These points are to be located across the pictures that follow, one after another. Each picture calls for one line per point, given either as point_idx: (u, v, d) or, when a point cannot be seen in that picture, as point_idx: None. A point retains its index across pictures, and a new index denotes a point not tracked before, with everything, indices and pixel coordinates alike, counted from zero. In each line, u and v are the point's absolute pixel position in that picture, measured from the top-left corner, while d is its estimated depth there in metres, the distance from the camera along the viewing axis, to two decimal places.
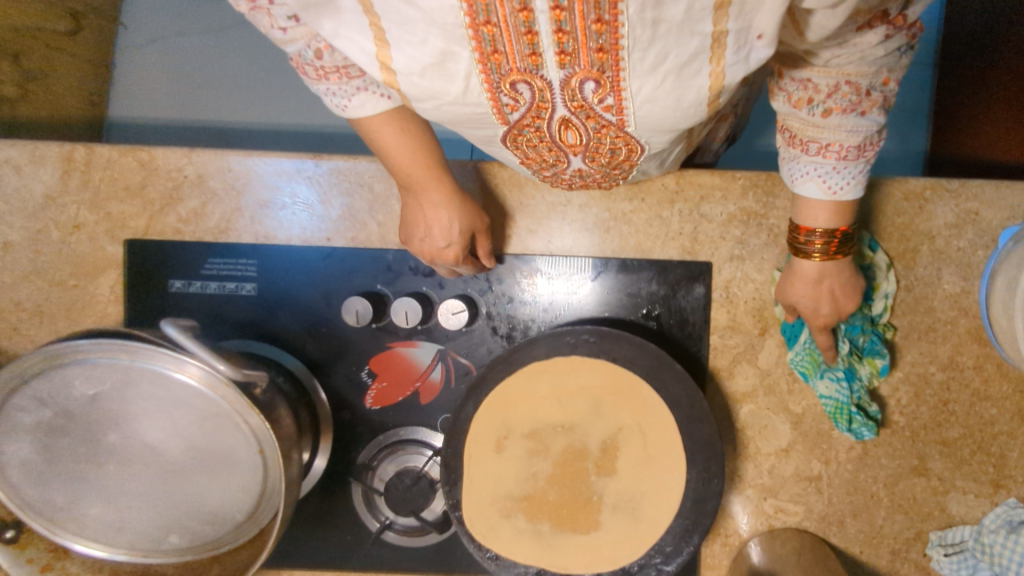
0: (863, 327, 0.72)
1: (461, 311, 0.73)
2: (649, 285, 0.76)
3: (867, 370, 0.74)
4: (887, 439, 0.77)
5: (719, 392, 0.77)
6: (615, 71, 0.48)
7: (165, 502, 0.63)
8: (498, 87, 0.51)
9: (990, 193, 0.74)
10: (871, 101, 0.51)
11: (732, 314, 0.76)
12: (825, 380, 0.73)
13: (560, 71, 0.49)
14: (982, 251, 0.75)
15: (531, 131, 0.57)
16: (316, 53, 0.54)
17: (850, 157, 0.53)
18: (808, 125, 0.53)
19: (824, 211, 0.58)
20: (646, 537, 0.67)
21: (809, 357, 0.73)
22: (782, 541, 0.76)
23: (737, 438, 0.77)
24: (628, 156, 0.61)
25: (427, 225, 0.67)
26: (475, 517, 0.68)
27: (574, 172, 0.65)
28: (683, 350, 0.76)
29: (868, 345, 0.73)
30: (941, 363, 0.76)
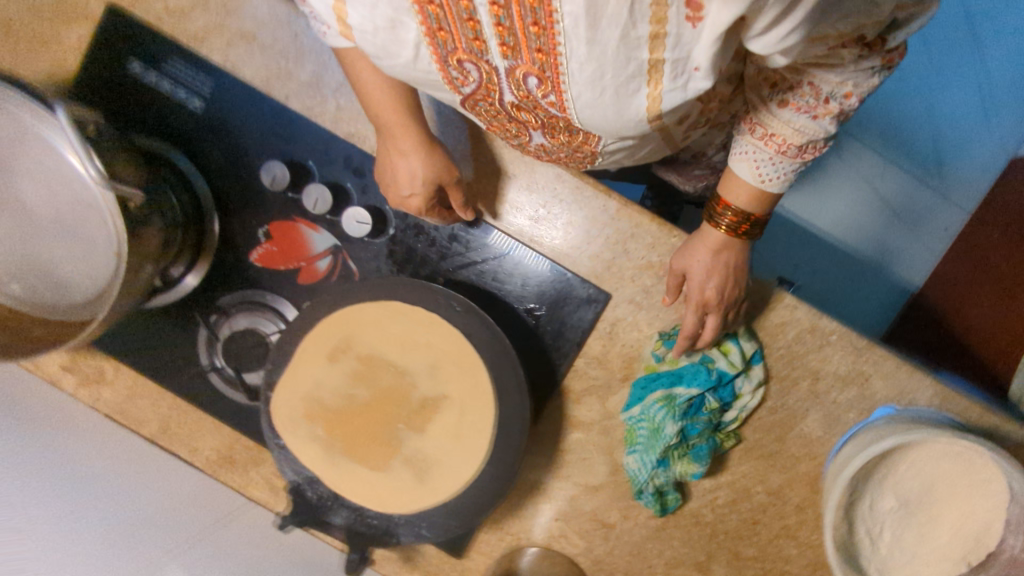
0: (700, 429, 0.72)
1: (365, 224, 0.74)
2: (544, 284, 0.76)
3: (680, 467, 0.73)
4: (687, 527, 0.77)
5: (560, 411, 0.78)
6: (554, 72, 0.50)
7: (18, 255, 0.65)
8: (447, 63, 0.54)
9: (890, 366, 0.73)
10: (826, 109, 0.53)
11: (606, 350, 0.77)
12: (633, 456, 0.74)
13: (503, 60, 0.51)
14: (854, 413, 0.75)
15: (486, 105, 0.61)
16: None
17: (788, 153, 0.57)
18: (766, 109, 0.56)
19: (745, 193, 0.61)
20: (420, 499, 0.69)
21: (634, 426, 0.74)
22: (550, 561, 0.79)
23: (556, 457, 0.79)
24: (586, 140, 0.62)
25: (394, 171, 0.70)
26: (281, 403, 0.70)
27: (539, 146, 0.68)
28: (546, 358, 0.77)
29: (696, 447, 0.72)
30: (768, 487, 0.76)
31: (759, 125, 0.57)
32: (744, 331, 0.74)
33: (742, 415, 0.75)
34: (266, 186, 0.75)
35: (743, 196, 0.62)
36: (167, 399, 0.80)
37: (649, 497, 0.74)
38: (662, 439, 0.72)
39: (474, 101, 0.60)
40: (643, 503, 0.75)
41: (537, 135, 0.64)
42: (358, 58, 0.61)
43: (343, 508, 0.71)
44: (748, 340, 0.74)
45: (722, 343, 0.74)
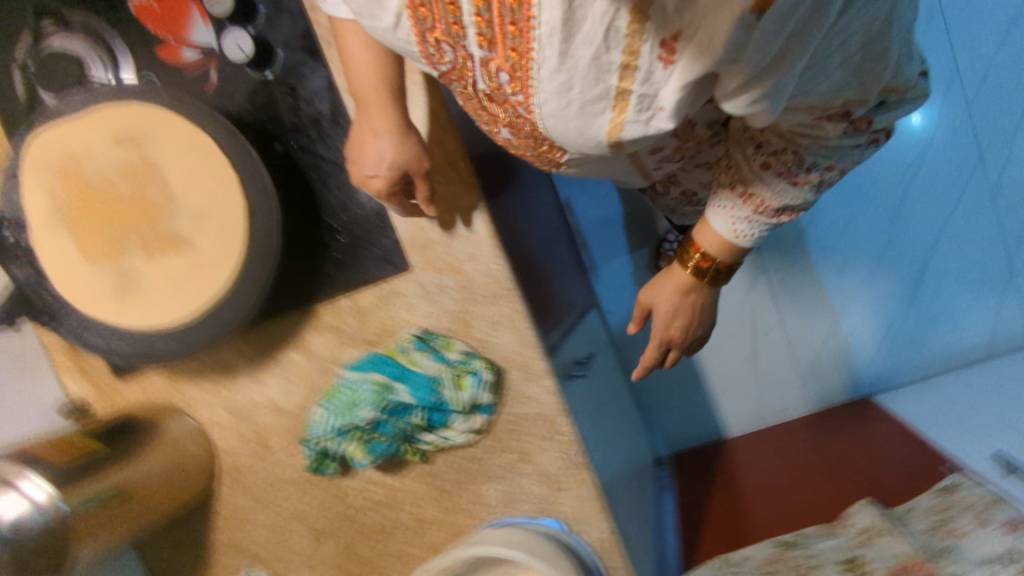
0: (388, 431, 0.71)
1: (245, 52, 0.70)
2: (360, 215, 0.74)
3: (350, 446, 0.72)
4: (327, 498, 0.77)
5: (296, 328, 0.76)
6: (525, 75, 0.51)
7: None
8: (425, 38, 0.54)
9: (581, 492, 0.76)
10: (806, 178, 0.60)
11: (372, 309, 0.75)
12: (322, 410, 0.71)
13: (480, 50, 0.52)
14: (529, 507, 0.77)
15: (460, 87, 0.60)
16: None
17: (764, 214, 0.63)
18: (753, 179, 0.62)
19: (717, 241, 0.68)
20: (115, 309, 0.68)
21: (343, 386, 0.71)
22: (195, 441, 0.77)
23: (262, 364, 0.76)
24: (547, 139, 0.63)
25: (366, 150, 0.68)
26: (47, 141, 0.67)
27: (506, 138, 0.70)
28: (314, 276, 0.75)
29: (374, 442, 0.71)
30: (414, 515, 0.77)
31: (740, 183, 0.63)
32: (490, 382, 0.73)
33: (438, 446, 0.74)
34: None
35: (713, 243, 0.69)
36: None
37: (310, 451, 0.73)
38: (351, 414, 0.70)
39: (451, 83, 0.61)
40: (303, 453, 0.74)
41: (505, 129, 0.67)
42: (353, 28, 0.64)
43: (35, 265, 0.68)
44: (489, 393, 0.73)
45: (464, 378, 0.72)
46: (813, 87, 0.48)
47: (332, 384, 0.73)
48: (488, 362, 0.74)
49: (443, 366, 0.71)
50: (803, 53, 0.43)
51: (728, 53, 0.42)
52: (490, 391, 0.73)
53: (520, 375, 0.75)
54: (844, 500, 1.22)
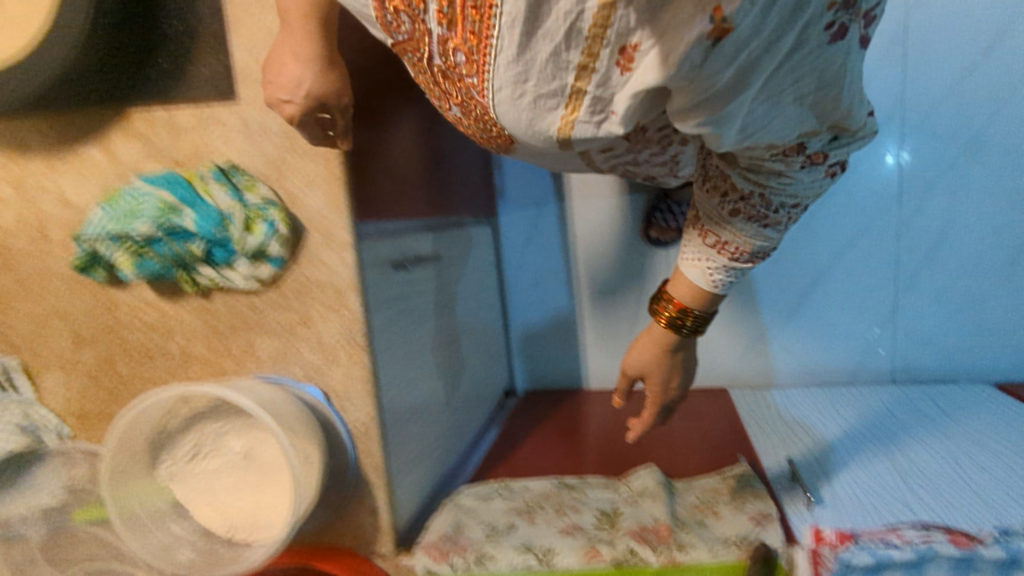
0: (163, 251, 0.70)
1: None
2: (195, 27, 0.69)
3: (121, 256, 0.70)
4: (101, 305, 0.75)
5: (104, 127, 0.72)
6: (479, 59, 0.55)
7: None
8: (385, 5, 0.57)
9: (354, 370, 0.75)
10: (776, 217, 0.60)
11: (184, 128, 0.71)
12: (100, 211, 0.69)
13: (438, 27, 0.55)
14: (300, 371, 0.76)
15: (415, 61, 0.64)
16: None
17: (738, 260, 0.64)
18: (721, 222, 0.63)
19: (687, 291, 0.68)
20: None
21: (126, 192, 0.69)
22: None
23: (63, 152, 0.73)
24: (493, 127, 0.69)
25: (282, 63, 0.64)
26: None
27: (456, 116, 0.73)
28: (135, 77, 0.71)
29: (148, 258, 0.70)
30: (185, 345, 0.76)
31: (712, 233, 0.64)
32: (284, 236, 0.71)
33: (217, 283, 0.73)
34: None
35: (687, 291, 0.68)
36: None
37: (79, 249, 0.71)
38: (126, 224, 0.68)
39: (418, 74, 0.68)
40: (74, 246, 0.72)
41: (454, 107, 0.70)
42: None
43: None
44: (281, 246, 0.71)
45: (256, 222, 0.71)
46: (764, 131, 0.50)
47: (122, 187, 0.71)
48: (290, 216, 0.72)
49: (238, 204, 0.69)
50: (761, 76, 0.45)
51: (681, 73, 0.45)
52: (284, 245, 0.71)
53: (320, 239, 0.72)
54: (645, 443, 1.22)
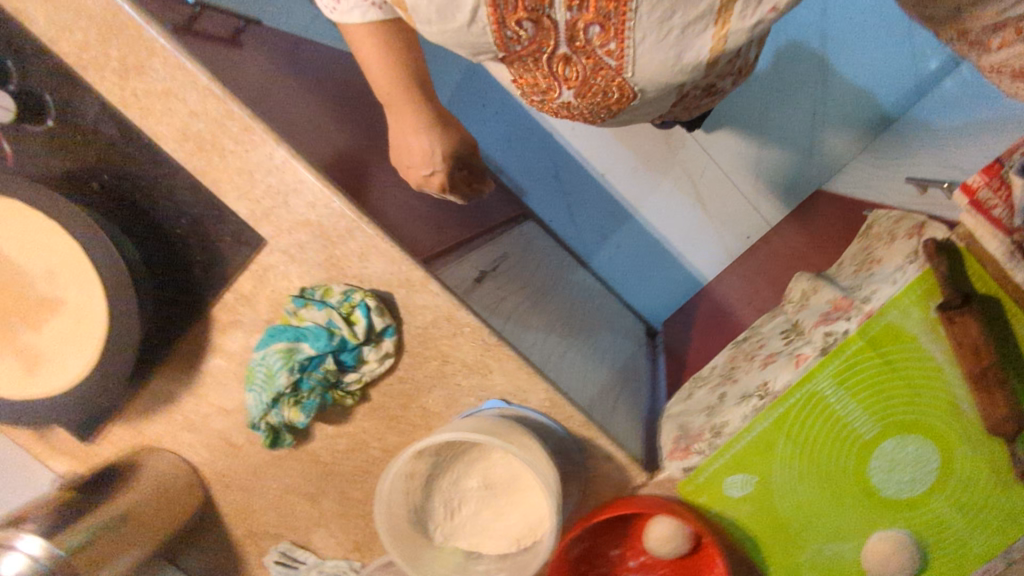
0: (312, 386, 0.77)
1: (9, 109, 0.71)
2: (200, 213, 0.76)
3: (287, 414, 0.77)
4: (305, 462, 0.84)
5: (203, 337, 0.80)
6: (620, 20, 0.54)
7: None
8: (503, 23, 0.57)
9: (510, 365, 0.80)
10: None
11: (253, 291, 0.78)
12: (248, 397, 0.77)
13: (568, 12, 0.55)
14: (472, 397, 0.82)
15: (530, 62, 0.62)
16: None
17: None
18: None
19: None
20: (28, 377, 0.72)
21: (252, 367, 0.77)
22: (177, 469, 0.84)
23: (192, 378, 0.81)
24: (619, 96, 0.65)
25: (407, 149, 0.74)
26: None
27: (562, 104, 0.69)
28: (192, 284, 0.78)
29: (307, 402, 0.77)
30: (384, 445, 0.84)
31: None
32: (378, 306, 0.77)
33: (364, 380, 0.80)
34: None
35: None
36: None
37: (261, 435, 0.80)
38: (271, 388, 0.75)
39: (519, 72, 0.66)
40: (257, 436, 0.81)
41: (566, 93, 0.66)
42: (363, 30, 0.64)
43: None
44: (383, 315, 0.77)
45: (353, 313, 0.76)
46: None
47: (247, 368, 0.79)
48: (370, 290, 0.78)
49: (328, 309, 0.76)
50: None
51: None
52: (385, 314, 0.77)
53: (406, 288, 0.78)
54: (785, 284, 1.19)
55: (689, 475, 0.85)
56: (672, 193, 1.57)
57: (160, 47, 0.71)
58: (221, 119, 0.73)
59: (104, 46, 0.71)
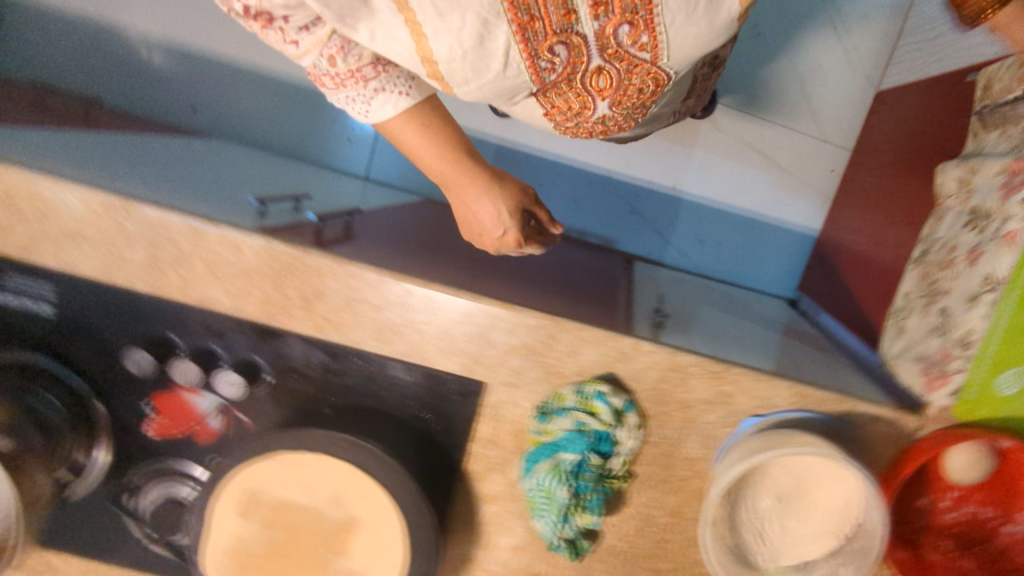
0: (590, 486, 0.79)
1: (238, 381, 0.79)
2: (422, 389, 0.81)
3: (581, 521, 0.81)
4: (609, 559, 0.88)
5: (471, 493, 0.85)
6: (646, 11, 0.65)
7: None
8: (539, 55, 0.67)
9: (747, 381, 0.81)
10: None
11: (495, 431, 0.82)
12: (540, 523, 0.81)
13: (593, 23, 0.66)
14: (726, 427, 0.83)
15: (566, 84, 0.74)
16: (329, 60, 0.63)
17: None
18: None
19: None
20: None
21: (531, 497, 0.81)
22: None
23: (478, 533, 0.87)
24: (651, 92, 0.78)
25: (479, 218, 0.78)
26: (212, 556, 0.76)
27: (597, 118, 0.81)
28: (443, 452, 0.83)
29: (591, 501, 0.80)
30: (668, 510, 0.86)
31: None
32: (609, 386, 0.79)
33: (628, 457, 0.82)
34: (131, 374, 0.79)
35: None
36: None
37: (562, 550, 0.83)
38: (558, 504, 0.79)
39: (551, 102, 0.78)
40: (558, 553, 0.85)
41: (604, 104, 0.78)
42: (400, 118, 0.69)
43: None
44: (617, 392, 0.79)
45: (592, 403, 0.79)
46: None
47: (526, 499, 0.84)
48: (595, 377, 0.80)
49: (571, 413, 0.78)
50: None
51: None
52: (617, 391, 0.80)
53: (622, 360, 0.80)
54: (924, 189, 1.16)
55: (959, 396, 0.81)
56: (743, 169, 1.62)
57: (325, 264, 0.78)
58: (402, 298, 0.79)
59: (281, 292, 0.78)
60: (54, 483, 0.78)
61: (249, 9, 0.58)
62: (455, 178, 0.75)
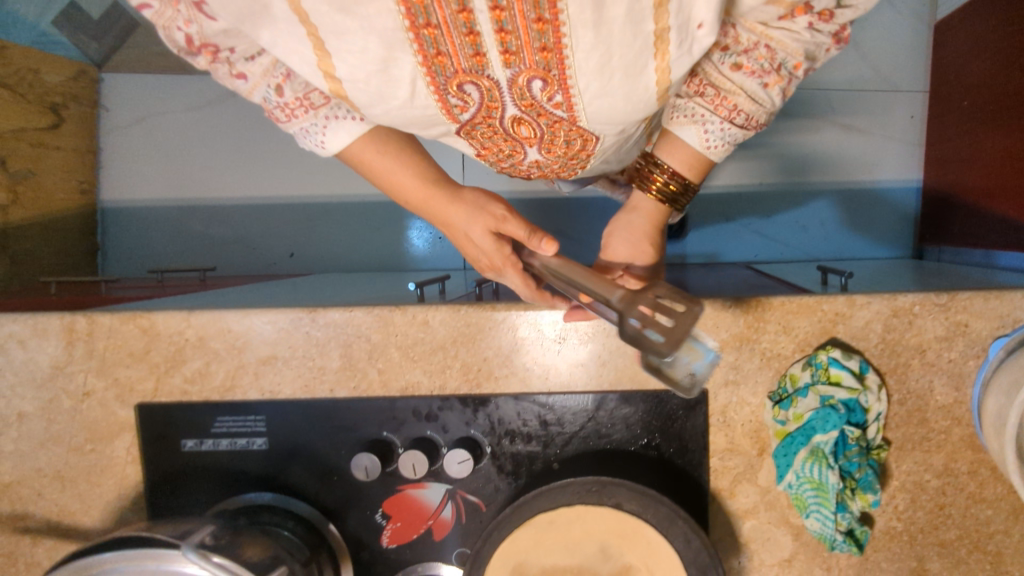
0: (859, 462, 0.74)
1: (466, 459, 0.75)
2: (646, 416, 0.78)
3: (858, 503, 0.75)
4: (887, 544, 0.80)
5: (722, 512, 0.79)
6: (560, 70, 0.55)
7: None
8: (446, 90, 0.58)
9: (979, 305, 0.76)
10: (777, 77, 0.58)
11: (730, 436, 0.78)
12: (813, 519, 0.75)
13: (506, 70, 0.56)
14: (972, 360, 0.77)
15: (484, 127, 0.65)
16: (277, 90, 0.62)
17: (730, 116, 0.61)
18: (716, 73, 0.59)
19: (683, 155, 0.66)
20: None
21: (796, 494, 0.75)
22: None
23: (741, 553, 0.80)
24: (583, 143, 0.69)
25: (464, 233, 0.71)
26: None
27: (531, 160, 0.74)
28: (686, 476, 0.78)
29: (862, 478, 0.74)
30: (935, 471, 0.79)
31: (710, 87, 0.60)
32: (841, 350, 0.75)
33: (883, 422, 0.76)
34: (357, 484, 0.79)
35: (688, 158, 0.67)
36: None
37: (845, 542, 0.76)
38: (834, 491, 0.73)
39: (480, 142, 0.70)
40: (841, 549, 0.77)
41: (532, 150, 0.70)
42: (360, 145, 0.66)
43: None
44: (851, 355, 0.75)
45: (831, 373, 0.74)
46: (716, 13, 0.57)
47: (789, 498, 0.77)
48: (822, 346, 0.76)
49: (811, 388, 0.74)
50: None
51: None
52: (850, 354, 0.75)
53: (840, 321, 0.77)
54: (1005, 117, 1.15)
55: None
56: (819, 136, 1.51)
57: (514, 315, 0.77)
58: (598, 325, 0.77)
59: (479, 355, 0.78)
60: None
61: (191, 39, 0.57)
62: (436, 210, 0.71)
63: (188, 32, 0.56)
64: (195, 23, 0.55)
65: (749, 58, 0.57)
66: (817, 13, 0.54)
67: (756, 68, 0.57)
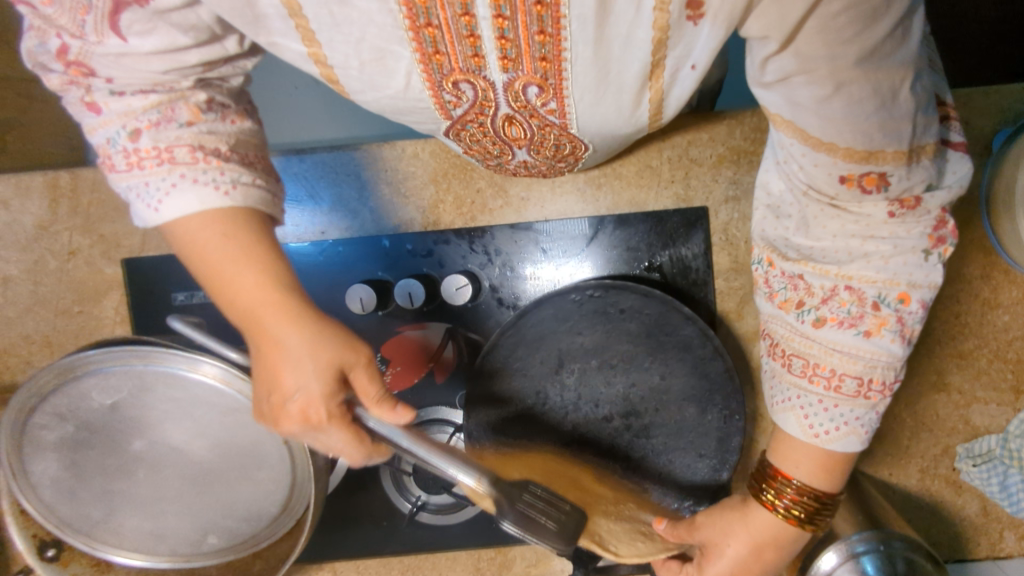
0: None
1: (465, 285, 0.74)
2: (647, 238, 0.75)
3: None
4: (903, 359, 0.77)
5: (731, 334, 0.77)
6: (558, 78, 0.46)
7: (198, 471, 0.62)
8: (440, 86, 0.48)
9: (977, 100, 0.75)
10: (878, 319, 0.50)
11: (733, 254, 0.76)
12: None
13: (503, 74, 0.46)
14: (976, 159, 0.76)
15: (474, 126, 0.55)
16: (131, 135, 0.42)
17: (842, 390, 0.52)
18: (797, 332, 0.53)
19: (802, 454, 0.55)
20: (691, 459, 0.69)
21: None
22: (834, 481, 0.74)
23: (755, 378, 0.77)
24: (572, 148, 0.60)
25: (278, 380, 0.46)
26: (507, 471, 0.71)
27: (520, 162, 0.64)
28: (691, 298, 0.76)
29: None
30: (948, 278, 0.77)
31: (800, 354, 0.53)
32: None
33: None
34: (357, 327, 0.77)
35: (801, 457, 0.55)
36: (393, 565, 0.77)
37: None
38: None
39: (467, 142, 0.59)
40: None
41: (521, 152, 0.60)
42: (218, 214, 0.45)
43: None
44: None
45: None
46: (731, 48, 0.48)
47: None
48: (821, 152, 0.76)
49: None
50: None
51: None
52: None
53: None
54: None
55: None
56: None
57: None
58: None
59: (471, 188, 0.77)
60: (326, 456, 0.65)
61: (68, 51, 0.41)
62: (264, 325, 0.44)
63: (74, 41, 0.40)
64: (98, 37, 0.40)
65: (831, 306, 0.50)
66: (895, 199, 0.47)
67: (845, 317, 0.50)
